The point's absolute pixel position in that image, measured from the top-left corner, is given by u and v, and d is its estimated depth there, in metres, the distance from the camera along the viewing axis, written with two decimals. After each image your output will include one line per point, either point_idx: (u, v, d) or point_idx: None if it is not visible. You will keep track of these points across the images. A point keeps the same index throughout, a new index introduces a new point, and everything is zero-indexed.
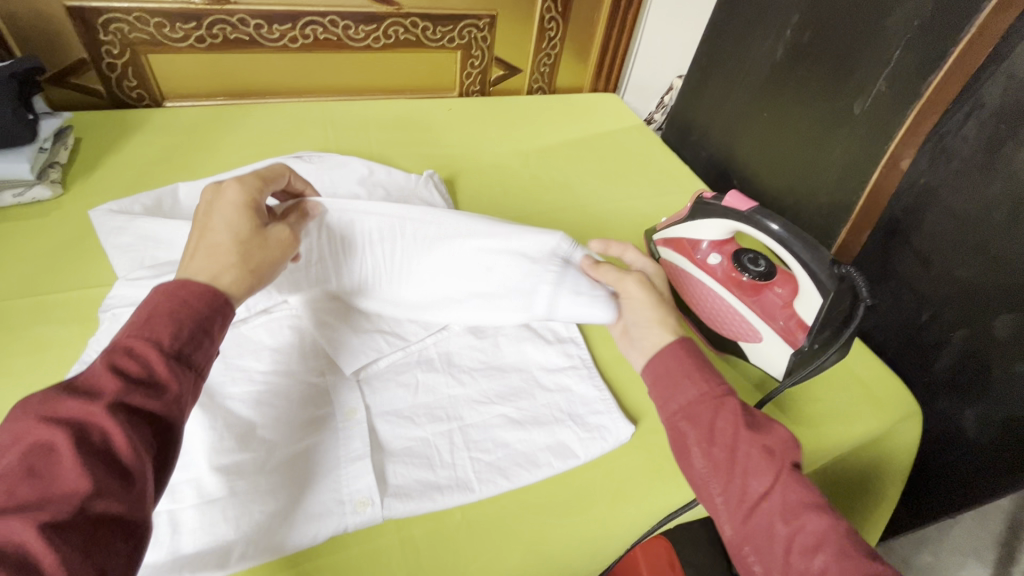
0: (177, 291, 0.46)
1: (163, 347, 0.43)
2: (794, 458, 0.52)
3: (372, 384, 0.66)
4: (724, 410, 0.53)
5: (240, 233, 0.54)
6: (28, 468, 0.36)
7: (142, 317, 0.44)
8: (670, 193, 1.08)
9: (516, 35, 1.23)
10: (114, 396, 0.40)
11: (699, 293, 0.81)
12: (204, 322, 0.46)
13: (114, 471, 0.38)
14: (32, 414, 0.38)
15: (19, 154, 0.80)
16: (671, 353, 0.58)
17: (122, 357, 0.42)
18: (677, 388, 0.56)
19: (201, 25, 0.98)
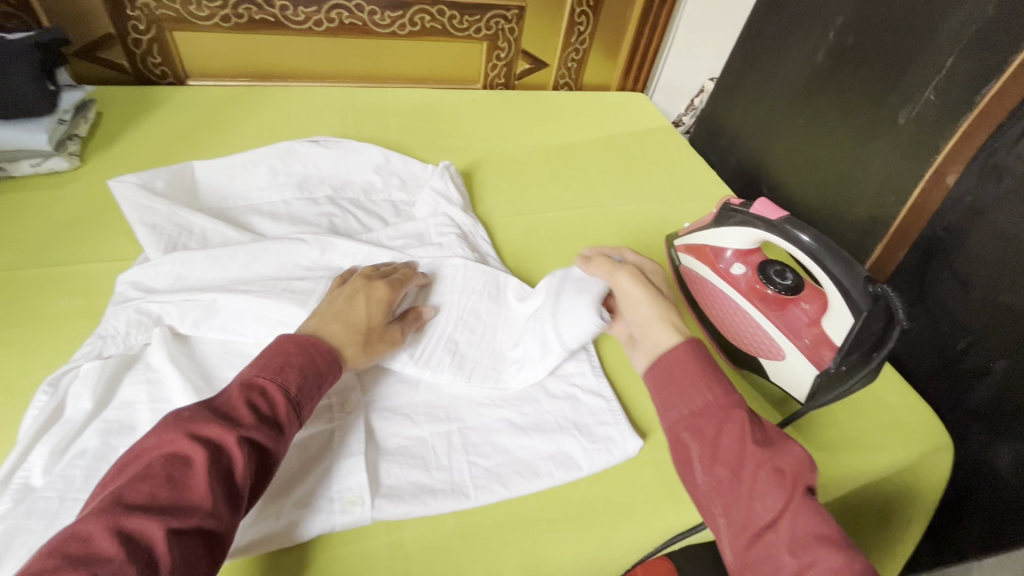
0: (306, 347, 0.53)
1: (289, 394, 0.50)
2: (811, 482, 0.46)
3: (373, 377, 0.64)
4: (727, 421, 0.48)
5: (373, 323, 0.60)
6: (168, 475, 0.41)
7: (275, 364, 0.51)
8: (695, 199, 1.04)
9: (545, 28, 1.19)
10: (244, 428, 0.45)
11: (718, 303, 0.78)
12: (320, 377, 0.52)
13: (227, 498, 0.42)
14: (181, 428, 0.44)
15: (38, 125, 0.78)
16: (672, 358, 0.54)
17: (254, 395, 0.48)
18: (680, 398, 0.51)
19: (227, 5, 0.97)
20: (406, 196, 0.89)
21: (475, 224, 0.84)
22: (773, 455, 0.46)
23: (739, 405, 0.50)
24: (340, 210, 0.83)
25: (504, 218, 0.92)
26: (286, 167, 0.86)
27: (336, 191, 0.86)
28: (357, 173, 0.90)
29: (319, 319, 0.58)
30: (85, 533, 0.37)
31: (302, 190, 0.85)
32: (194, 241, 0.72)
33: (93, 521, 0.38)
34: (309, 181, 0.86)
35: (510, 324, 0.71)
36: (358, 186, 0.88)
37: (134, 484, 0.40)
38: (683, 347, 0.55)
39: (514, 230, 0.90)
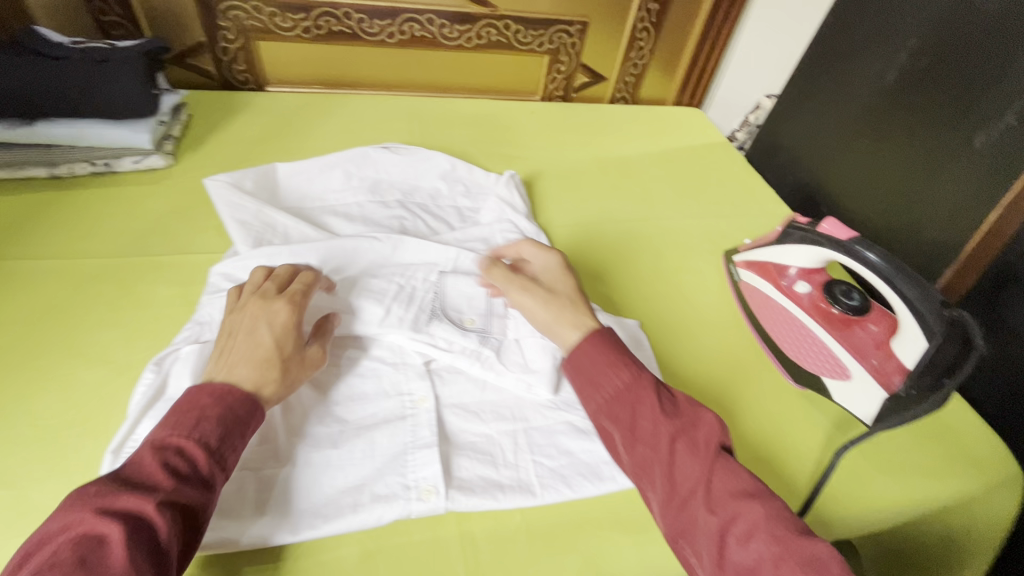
0: (220, 396, 0.51)
1: (208, 447, 0.48)
2: (722, 442, 0.54)
3: (442, 375, 0.67)
4: (640, 404, 0.55)
5: (284, 349, 0.56)
6: (79, 559, 0.40)
7: (189, 420, 0.49)
8: (753, 215, 1.04)
9: (606, 43, 1.22)
10: (162, 493, 0.45)
11: (780, 319, 0.78)
12: (242, 424, 0.51)
13: (151, 564, 0.42)
14: (90, 505, 0.43)
15: (142, 125, 0.83)
16: (587, 344, 0.60)
17: (171, 455, 0.47)
18: (595, 386, 0.57)
19: (309, 17, 1.03)
20: (470, 202, 0.92)
21: (538, 232, 0.86)
22: (681, 427, 0.54)
23: (646, 382, 0.57)
24: (409, 214, 0.87)
25: (563, 227, 0.94)
26: (359, 171, 0.91)
27: (404, 196, 0.90)
28: (424, 179, 0.94)
29: (225, 362, 0.54)
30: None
31: (375, 194, 0.89)
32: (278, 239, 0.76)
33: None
34: (380, 185, 0.91)
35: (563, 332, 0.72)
36: (424, 191, 0.92)
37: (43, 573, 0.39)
38: (588, 337, 0.60)
39: (572, 240, 0.92)
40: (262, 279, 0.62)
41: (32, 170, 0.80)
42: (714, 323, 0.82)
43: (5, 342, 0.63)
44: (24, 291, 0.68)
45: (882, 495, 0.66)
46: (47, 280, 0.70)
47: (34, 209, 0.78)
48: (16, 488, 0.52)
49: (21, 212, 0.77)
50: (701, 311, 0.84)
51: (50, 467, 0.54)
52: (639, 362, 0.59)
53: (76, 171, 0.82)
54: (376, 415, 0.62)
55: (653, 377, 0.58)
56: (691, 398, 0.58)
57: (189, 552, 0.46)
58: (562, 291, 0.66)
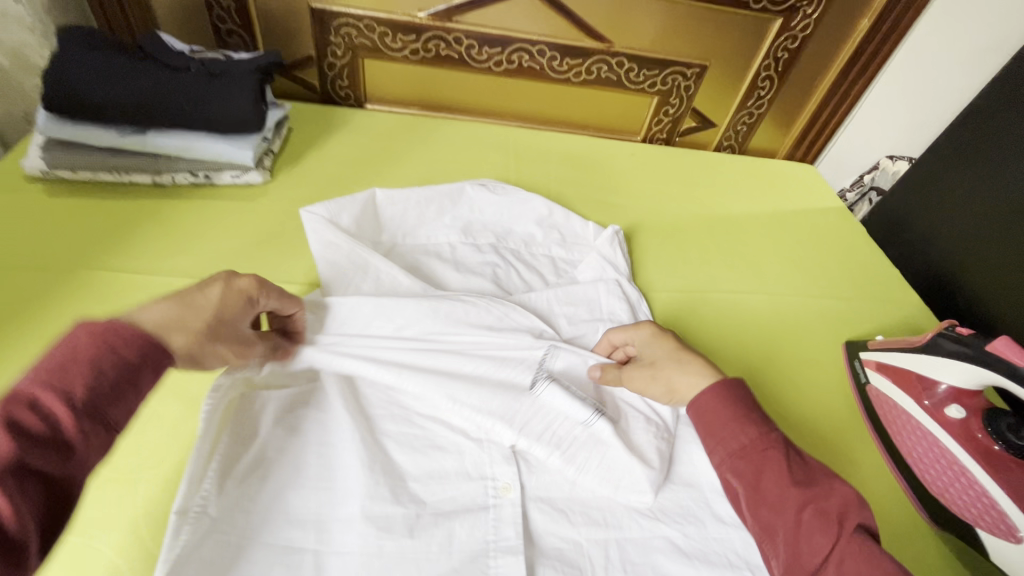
0: (98, 336, 0.40)
1: (75, 400, 0.37)
2: (862, 521, 0.49)
3: (529, 462, 0.60)
4: (767, 462, 0.52)
5: (226, 315, 0.51)
6: None
7: (51, 364, 0.38)
8: (878, 300, 0.92)
9: (722, 89, 1.13)
10: (4, 463, 0.33)
11: (923, 443, 0.66)
12: (120, 376, 0.40)
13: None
14: None
15: (246, 141, 0.81)
16: (711, 399, 0.56)
17: (18, 410, 0.35)
18: (718, 438, 0.54)
19: (419, 39, 1.00)
20: (566, 253, 0.85)
21: (640, 298, 0.78)
22: (815, 496, 0.50)
23: (774, 441, 0.53)
24: (503, 262, 0.81)
25: (663, 291, 0.85)
26: (453, 208, 0.86)
27: (498, 239, 0.85)
28: (520, 223, 0.87)
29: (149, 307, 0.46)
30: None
31: (468, 236, 0.84)
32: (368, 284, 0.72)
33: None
34: (473, 226, 0.85)
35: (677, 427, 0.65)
36: (519, 236, 0.86)
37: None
38: (710, 394, 0.56)
39: (673, 308, 0.83)
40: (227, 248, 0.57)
41: (136, 176, 0.79)
42: (832, 431, 0.72)
43: None
44: (112, 307, 0.66)
45: None
46: (136, 296, 0.68)
47: (134, 217, 0.77)
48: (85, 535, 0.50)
49: (120, 219, 0.76)
50: (817, 414, 0.73)
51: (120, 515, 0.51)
52: (764, 416, 0.55)
53: (177, 180, 0.81)
54: (456, 500, 0.56)
55: (784, 436, 0.54)
56: (823, 463, 0.53)
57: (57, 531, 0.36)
58: (664, 359, 0.62)
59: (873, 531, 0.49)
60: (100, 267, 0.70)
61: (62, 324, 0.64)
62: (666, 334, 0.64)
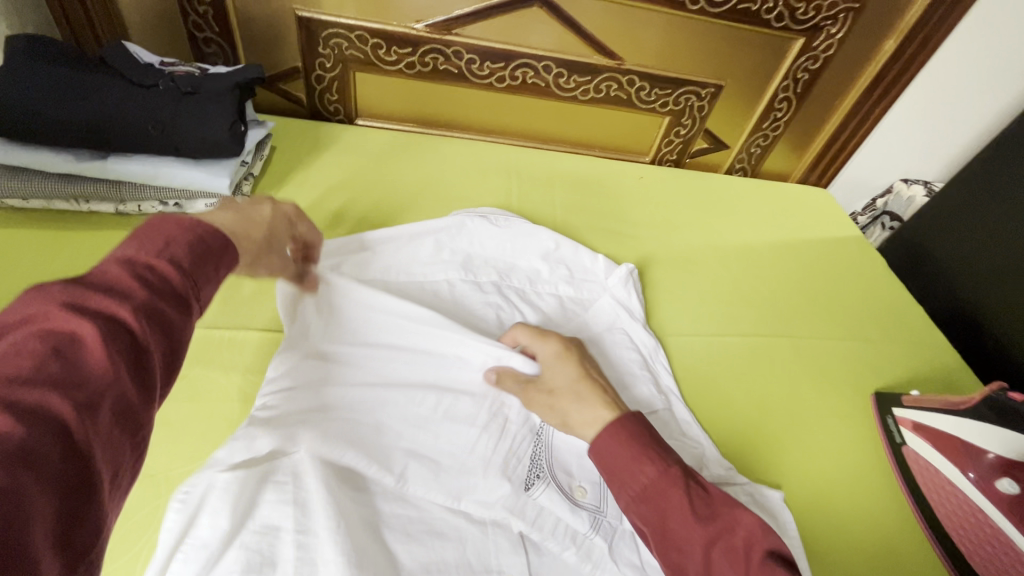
0: (193, 227, 0.41)
1: (183, 269, 0.38)
2: (770, 547, 0.45)
3: (540, 553, 0.54)
4: (670, 502, 0.48)
5: (276, 233, 0.56)
6: (50, 350, 0.30)
7: (159, 234, 0.38)
8: (904, 343, 0.86)
9: (737, 110, 1.06)
10: (140, 301, 0.35)
11: (959, 511, 0.63)
12: (214, 257, 0.41)
13: (136, 364, 0.33)
14: (54, 299, 0.32)
15: (223, 166, 0.73)
16: (607, 438, 0.52)
17: (138, 267, 0.36)
18: (620, 484, 0.51)
19: (416, 52, 0.92)
20: (575, 292, 0.78)
21: (656, 347, 0.72)
22: (717, 530, 0.46)
23: (675, 477, 0.49)
24: (507, 303, 0.74)
25: (679, 335, 0.79)
26: (452, 241, 0.79)
27: (500, 276, 0.77)
28: (523, 257, 0.80)
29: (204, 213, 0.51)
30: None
31: (467, 272, 0.76)
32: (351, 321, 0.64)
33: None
34: (473, 261, 0.78)
35: None
36: (523, 272, 0.79)
37: (6, 358, 0.29)
38: (612, 424, 0.53)
39: (690, 353, 0.77)
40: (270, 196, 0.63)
41: (98, 205, 0.71)
42: (870, 502, 0.66)
43: None
44: None
45: None
46: None
47: (95, 252, 0.68)
48: None
49: (78, 254, 0.67)
50: (851, 479, 0.67)
51: None
52: (664, 450, 0.51)
53: (145, 209, 0.72)
54: None
55: (683, 467, 0.51)
56: (726, 492, 0.50)
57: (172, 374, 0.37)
58: (563, 389, 0.58)
59: (790, 558, 0.45)
60: None
61: None
62: (589, 368, 0.59)
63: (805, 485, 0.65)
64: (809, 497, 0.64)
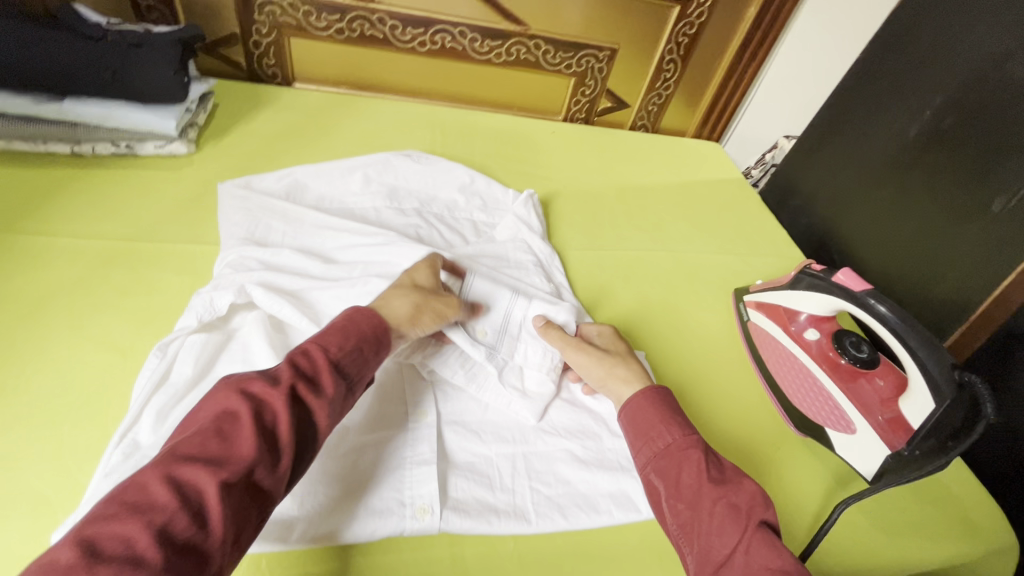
0: (354, 317, 0.55)
1: (332, 359, 0.51)
2: (764, 517, 0.50)
3: (445, 390, 0.66)
4: (688, 461, 0.55)
5: (429, 293, 0.63)
6: (218, 430, 0.44)
7: (325, 331, 0.53)
8: (765, 255, 1.04)
9: (633, 71, 1.23)
10: (288, 388, 0.47)
11: (781, 360, 0.79)
12: (365, 346, 0.53)
13: (271, 451, 0.44)
14: (232, 386, 0.46)
15: (169, 111, 0.84)
16: (642, 400, 0.60)
17: (300, 359, 0.50)
18: (645, 441, 0.58)
19: (343, 19, 1.04)
20: (487, 217, 0.92)
21: (551, 254, 0.86)
22: (727, 493, 0.52)
23: (696, 443, 0.56)
24: (425, 223, 0.87)
25: (577, 249, 0.94)
26: (379, 176, 0.91)
27: (422, 205, 0.90)
28: (442, 190, 0.93)
29: (389, 293, 0.61)
30: (142, 482, 0.40)
31: (392, 200, 0.89)
32: (277, 227, 0.77)
33: (151, 471, 0.40)
34: (398, 192, 0.90)
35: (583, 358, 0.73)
36: (442, 202, 0.92)
37: (187, 438, 0.43)
38: (642, 394, 0.61)
39: (585, 264, 0.91)
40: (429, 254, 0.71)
41: (55, 145, 0.81)
42: (721, 364, 0.82)
43: (9, 318, 0.63)
44: (35, 268, 0.68)
45: (876, 554, 0.63)
46: (57, 258, 0.69)
47: (55, 186, 0.78)
48: (8, 470, 0.52)
49: (39, 188, 0.77)
50: (707, 349, 0.83)
51: (44, 452, 0.53)
52: (689, 424, 0.58)
53: (98, 150, 0.82)
54: (377, 426, 0.61)
55: (704, 442, 0.57)
56: (738, 467, 0.56)
57: (306, 463, 0.47)
58: (617, 360, 0.66)
59: (776, 527, 0.51)
60: (19, 232, 0.71)
61: None
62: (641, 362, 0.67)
63: (668, 353, 0.80)
64: (671, 361, 0.80)
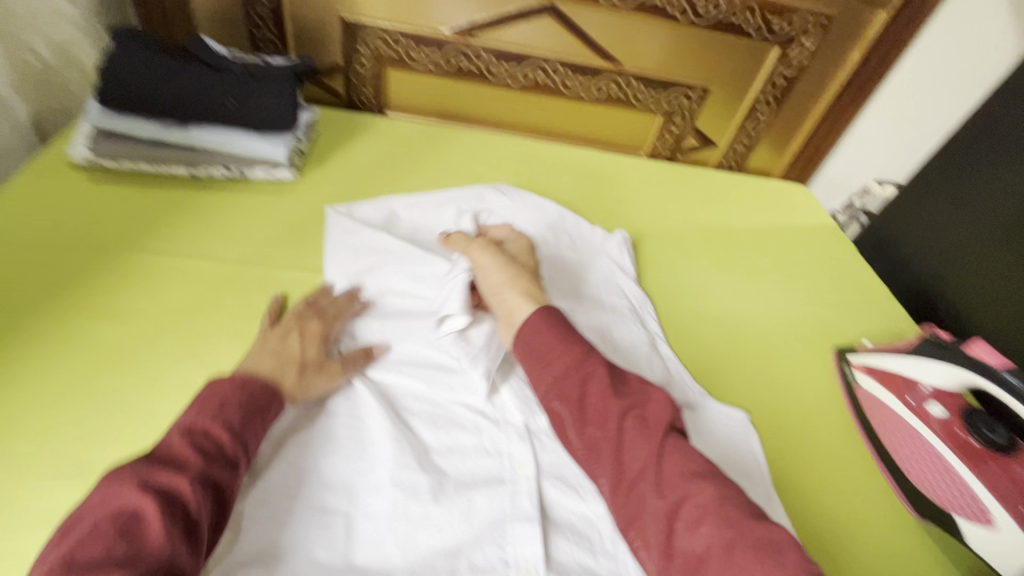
0: (241, 383, 0.54)
1: (231, 429, 0.51)
2: (670, 425, 0.56)
3: (542, 440, 0.63)
4: (578, 375, 0.58)
5: (308, 355, 0.62)
6: (121, 529, 0.41)
7: (214, 403, 0.52)
8: (866, 311, 0.97)
9: (724, 111, 1.20)
10: (192, 470, 0.46)
11: (898, 433, 0.73)
12: (262, 410, 0.54)
13: (188, 538, 0.43)
14: (129, 479, 0.43)
15: (281, 139, 0.87)
16: (535, 323, 0.63)
17: (195, 436, 0.49)
18: (539, 360, 0.60)
19: (442, 53, 1.06)
20: (577, 256, 0.90)
21: (645, 299, 0.84)
22: (630, 406, 0.56)
23: (595, 360, 0.60)
24: None
25: (667, 294, 0.90)
26: (471, 209, 0.91)
27: None
28: (533, 227, 0.93)
29: (253, 355, 0.60)
30: None
31: (484, 234, 0.88)
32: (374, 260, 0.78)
33: None
34: (490, 227, 0.90)
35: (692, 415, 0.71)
36: (532, 239, 0.91)
37: (85, 545, 0.39)
38: (538, 314, 0.63)
39: (675, 311, 0.88)
40: (306, 304, 0.69)
41: (173, 167, 0.84)
42: (827, 430, 0.76)
43: (131, 336, 0.65)
44: (152, 286, 0.71)
45: None
46: (172, 278, 0.72)
47: (172, 207, 0.82)
48: None
49: (160, 209, 0.81)
50: (809, 411, 0.78)
51: None
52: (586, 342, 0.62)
53: (212, 173, 0.86)
54: (474, 474, 0.60)
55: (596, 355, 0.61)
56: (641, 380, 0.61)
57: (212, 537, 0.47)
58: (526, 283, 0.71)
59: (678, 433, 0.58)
60: (141, 250, 0.75)
61: (106, 301, 0.68)
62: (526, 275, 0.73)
63: (769, 415, 0.76)
64: (772, 424, 0.75)
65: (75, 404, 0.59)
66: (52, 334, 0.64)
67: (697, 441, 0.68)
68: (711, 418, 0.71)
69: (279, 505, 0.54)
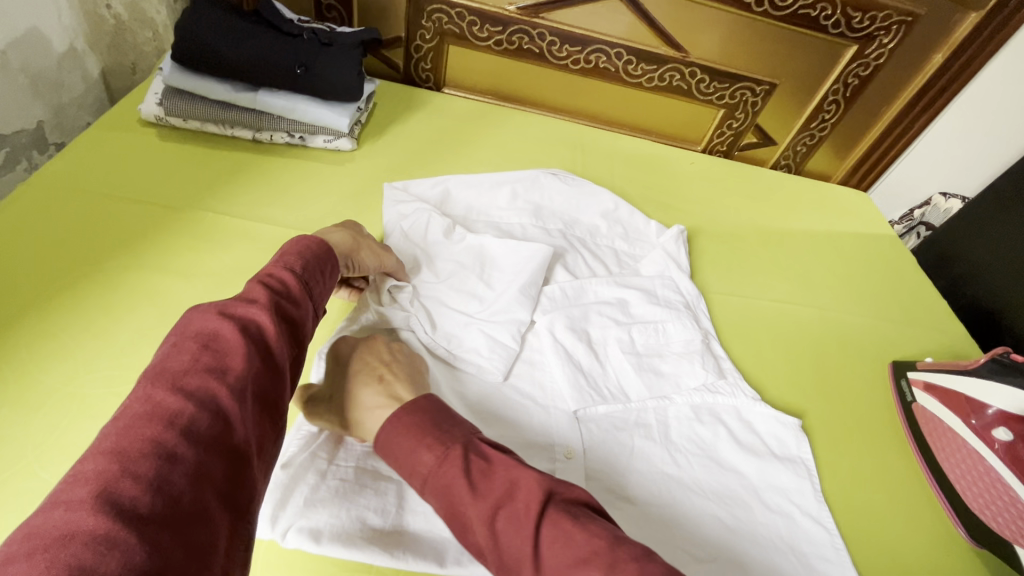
0: (300, 240, 0.55)
1: (296, 272, 0.51)
2: (552, 500, 0.45)
3: (591, 429, 0.64)
4: (451, 482, 0.46)
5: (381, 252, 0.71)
6: (204, 345, 0.42)
7: (275, 254, 0.53)
8: (925, 327, 0.94)
9: (789, 108, 1.16)
10: (263, 301, 0.47)
11: (956, 454, 0.70)
12: (322, 264, 0.55)
13: (269, 357, 0.44)
14: (206, 310, 0.44)
15: (344, 109, 0.87)
16: (390, 429, 0.49)
17: (264, 277, 0.49)
18: (405, 471, 0.48)
19: (505, 31, 1.05)
20: (629, 247, 0.89)
21: (699, 296, 0.82)
22: (497, 499, 0.45)
23: (456, 457, 0.47)
24: (571, 248, 0.84)
25: (719, 293, 0.88)
26: (526, 192, 0.90)
27: (566, 227, 0.88)
28: (585, 214, 0.91)
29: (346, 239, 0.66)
30: (147, 399, 0.38)
31: (538, 219, 0.87)
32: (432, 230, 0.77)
33: (150, 392, 0.38)
34: (543, 212, 0.89)
35: (742, 418, 0.70)
36: (584, 226, 0.90)
37: (174, 354, 0.41)
38: (407, 414, 0.50)
39: (727, 310, 0.86)
40: None
41: (239, 131, 0.86)
42: (879, 446, 0.74)
43: (196, 292, 0.67)
44: (213, 246, 0.72)
45: None
46: (233, 239, 0.73)
47: (234, 170, 0.83)
48: None
49: (222, 170, 0.82)
50: (862, 425, 0.76)
51: None
52: (448, 433, 0.48)
53: (275, 139, 0.87)
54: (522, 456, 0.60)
55: (467, 441, 0.48)
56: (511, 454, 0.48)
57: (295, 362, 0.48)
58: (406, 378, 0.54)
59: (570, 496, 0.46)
60: (204, 210, 0.76)
61: (172, 258, 0.70)
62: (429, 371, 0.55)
63: (821, 426, 0.74)
64: (824, 434, 0.73)
65: (144, 354, 0.60)
66: (121, 286, 0.66)
67: (745, 444, 0.67)
68: (760, 422, 0.70)
69: (333, 474, 0.54)
